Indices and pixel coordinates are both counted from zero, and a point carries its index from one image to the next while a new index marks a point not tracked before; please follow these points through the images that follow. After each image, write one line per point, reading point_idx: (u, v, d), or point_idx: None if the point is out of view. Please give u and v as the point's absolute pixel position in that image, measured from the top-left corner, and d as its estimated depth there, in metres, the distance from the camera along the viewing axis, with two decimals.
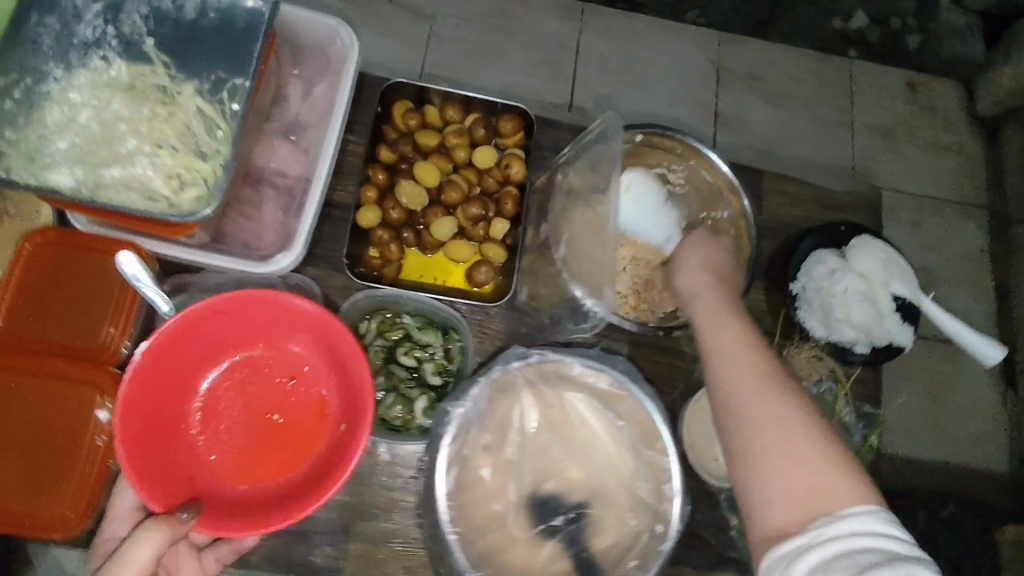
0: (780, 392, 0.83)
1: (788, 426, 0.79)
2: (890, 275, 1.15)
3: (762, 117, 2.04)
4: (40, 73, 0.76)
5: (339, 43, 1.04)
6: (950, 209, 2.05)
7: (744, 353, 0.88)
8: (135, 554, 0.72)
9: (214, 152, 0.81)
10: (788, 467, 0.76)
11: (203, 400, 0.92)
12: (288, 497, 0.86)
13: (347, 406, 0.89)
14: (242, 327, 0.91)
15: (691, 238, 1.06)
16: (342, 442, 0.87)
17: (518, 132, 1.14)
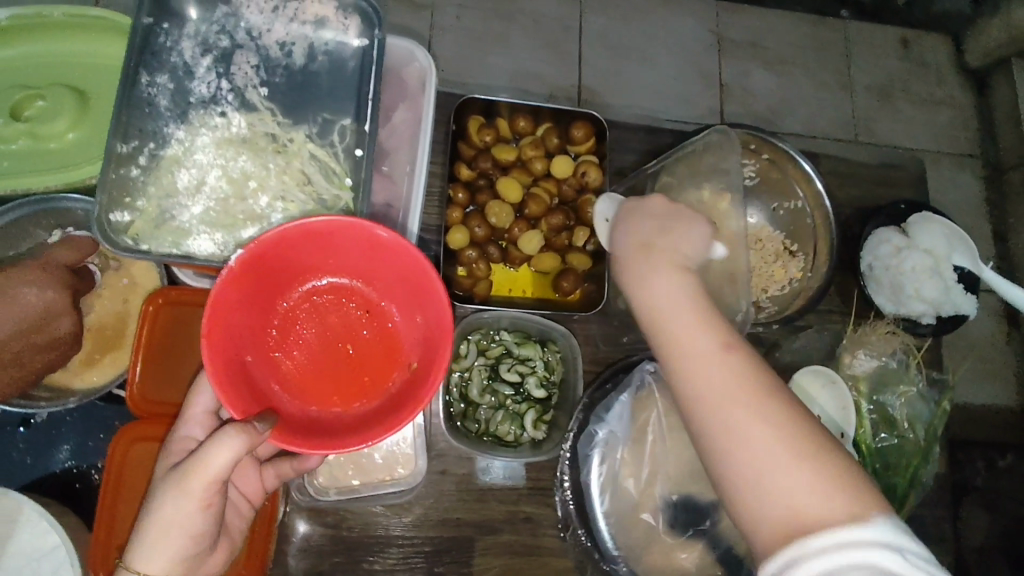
0: (742, 385, 0.68)
1: (757, 415, 0.66)
2: (953, 248, 1.20)
3: (764, 81, 1.60)
4: (160, 136, 0.75)
5: (416, 65, 1.02)
6: (959, 164, 1.66)
7: (688, 325, 0.73)
8: (216, 459, 0.62)
9: (337, 199, 0.80)
10: (774, 471, 0.64)
11: (279, 314, 0.73)
12: (349, 427, 0.68)
13: (430, 343, 0.72)
14: (330, 248, 0.72)
15: (639, 201, 0.87)
16: (416, 384, 0.70)
17: (590, 138, 1.14)
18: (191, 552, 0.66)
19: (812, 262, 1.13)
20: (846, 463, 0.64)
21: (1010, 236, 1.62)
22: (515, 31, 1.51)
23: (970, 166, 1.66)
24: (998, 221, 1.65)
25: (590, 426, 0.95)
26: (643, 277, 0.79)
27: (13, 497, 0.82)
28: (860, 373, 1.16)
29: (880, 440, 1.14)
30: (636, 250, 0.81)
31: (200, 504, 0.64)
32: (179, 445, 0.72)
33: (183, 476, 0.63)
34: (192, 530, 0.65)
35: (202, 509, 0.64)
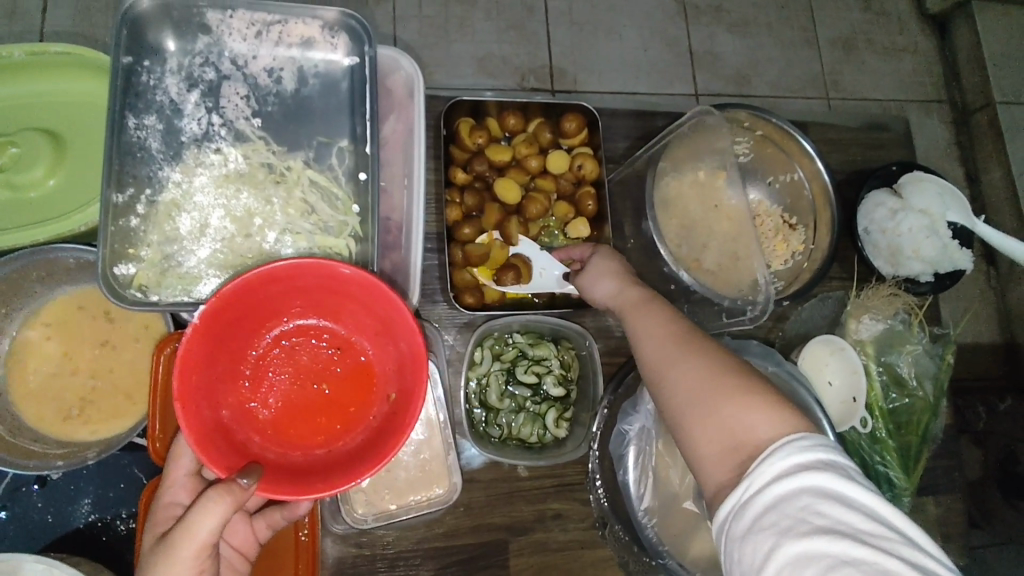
0: (678, 345, 0.75)
1: (690, 368, 0.72)
2: (946, 206, 1.22)
3: (731, 48, 1.59)
4: (155, 180, 0.73)
5: (402, 72, 0.97)
6: (926, 111, 1.68)
7: (643, 321, 0.82)
8: (203, 524, 0.59)
9: (343, 224, 0.78)
10: (705, 406, 0.68)
11: (249, 364, 0.70)
12: (336, 467, 0.65)
13: (405, 372, 0.70)
14: (292, 293, 0.69)
15: (600, 250, 1.00)
16: (395, 416, 0.68)
17: (582, 130, 1.12)
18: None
19: (814, 235, 1.14)
20: (763, 387, 0.68)
21: (982, 175, 1.64)
22: (478, 16, 1.45)
23: (937, 112, 1.69)
24: (969, 164, 1.67)
25: (620, 424, 1.01)
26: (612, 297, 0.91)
27: (35, 561, 0.78)
28: (866, 336, 1.18)
29: (891, 401, 1.16)
30: (601, 275, 0.94)
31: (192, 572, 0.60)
32: (162, 516, 0.69)
33: (168, 549, 0.59)
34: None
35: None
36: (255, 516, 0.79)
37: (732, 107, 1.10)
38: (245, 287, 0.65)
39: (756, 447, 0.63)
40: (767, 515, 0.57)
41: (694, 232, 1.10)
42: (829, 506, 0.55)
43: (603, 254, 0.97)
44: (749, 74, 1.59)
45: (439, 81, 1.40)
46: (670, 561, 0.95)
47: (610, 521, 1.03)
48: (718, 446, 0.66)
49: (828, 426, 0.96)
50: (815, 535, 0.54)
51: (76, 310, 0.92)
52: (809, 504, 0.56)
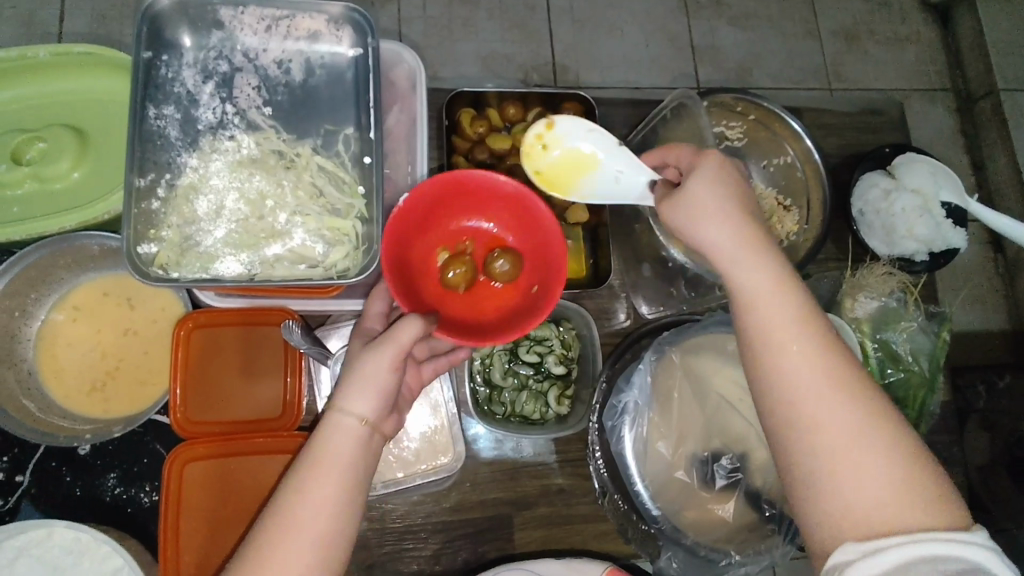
0: (846, 388, 0.65)
1: (855, 423, 0.63)
2: (939, 185, 1.25)
3: (731, 41, 1.62)
4: (174, 166, 0.78)
5: (404, 65, 1.02)
6: (930, 99, 1.70)
7: (789, 326, 0.69)
8: (408, 328, 0.74)
9: (349, 207, 0.82)
10: (861, 471, 0.62)
11: (429, 249, 0.88)
12: (492, 330, 0.82)
13: (543, 267, 0.86)
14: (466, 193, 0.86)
15: (705, 169, 0.79)
16: (537, 298, 0.84)
17: (580, 118, 1.17)
18: (383, 412, 0.74)
19: (808, 215, 1.16)
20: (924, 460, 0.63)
21: (986, 162, 1.66)
22: (482, 15, 1.50)
23: (942, 100, 1.70)
24: (975, 150, 1.68)
25: (613, 398, 1.03)
26: (736, 262, 0.74)
27: (66, 525, 0.84)
28: (861, 315, 1.21)
29: (887, 376, 1.18)
30: (728, 237, 0.75)
31: (390, 367, 0.74)
32: (362, 333, 0.81)
33: (378, 343, 0.74)
34: (383, 388, 0.73)
35: (392, 372, 0.74)
36: (423, 364, 0.90)
37: (721, 92, 1.14)
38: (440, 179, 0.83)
39: (905, 528, 0.59)
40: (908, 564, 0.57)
41: None
42: None
43: (717, 184, 0.78)
44: (751, 66, 1.62)
45: (444, 77, 1.44)
46: (665, 525, 0.99)
47: (609, 490, 1.06)
48: (859, 494, 0.61)
49: None
50: None
51: (101, 297, 0.98)
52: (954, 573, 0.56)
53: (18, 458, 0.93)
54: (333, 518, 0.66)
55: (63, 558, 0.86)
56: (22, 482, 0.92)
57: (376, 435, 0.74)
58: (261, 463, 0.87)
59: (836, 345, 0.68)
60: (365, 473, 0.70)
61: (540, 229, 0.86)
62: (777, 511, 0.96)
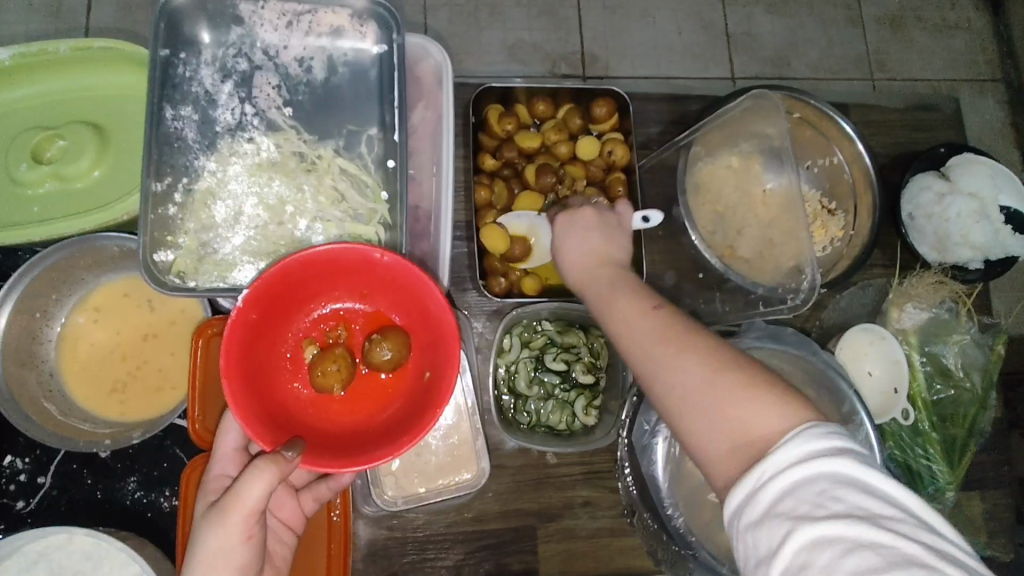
0: (665, 334, 0.72)
1: (691, 362, 0.68)
2: (998, 189, 1.17)
3: (769, 28, 1.54)
4: (192, 169, 0.75)
5: (431, 60, 0.98)
6: (979, 90, 1.60)
7: (626, 304, 0.78)
8: (250, 492, 0.62)
9: (372, 212, 0.79)
10: (707, 399, 0.65)
11: (290, 345, 0.73)
12: (382, 439, 0.67)
13: (434, 349, 0.71)
14: (320, 276, 0.70)
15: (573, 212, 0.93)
16: (428, 388, 0.70)
17: (613, 115, 1.11)
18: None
19: (853, 220, 1.09)
20: (769, 382, 0.64)
21: None
22: (508, 3, 1.44)
23: (992, 91, 1.60)
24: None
25: (641, 416, 0.97)
26: (586, 280, 0.87)
27: (85, 532, 0.83)
28: (908, 326, 1.14)
29: (935, 392, 1.11)
30: (574, 255, 0.89)
31: (241, 538, 0.63)
32: (212, 487, 0.72)
33: (219, 516, 0.63)
34: (234, 566, 0.63)
35: (243, 542, 0.63)
36: (301, 490, 0.81)
37: (789, 91, 1.07)
38: (278, 277, 0.67)
39: (765, 442, 0.60)
40: (782, 500, 0.54)
41: (727, 217, 1.08)
42: (848, 492, 0.53)
43: (573, 225, 0.91)
44: (789, 55, 1.53)
45: (469, 68, 1.39)
46: (701, 552, 0.92)
47: (638, 509, 1.00)
48: (717, 438, 0.64)
49: (874, 430, 0.92)
50: (831, 520, 0.52)
51: (122, 298, 0.96)
52: (826, 489, 0.54)
53: (40, 460, 0.92)
54: None
55: (83, 563, 0.86)
56: (43, 484, 0.92)
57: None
58: None
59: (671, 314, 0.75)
60: None
61: (425, 307, 0.71)
62: None
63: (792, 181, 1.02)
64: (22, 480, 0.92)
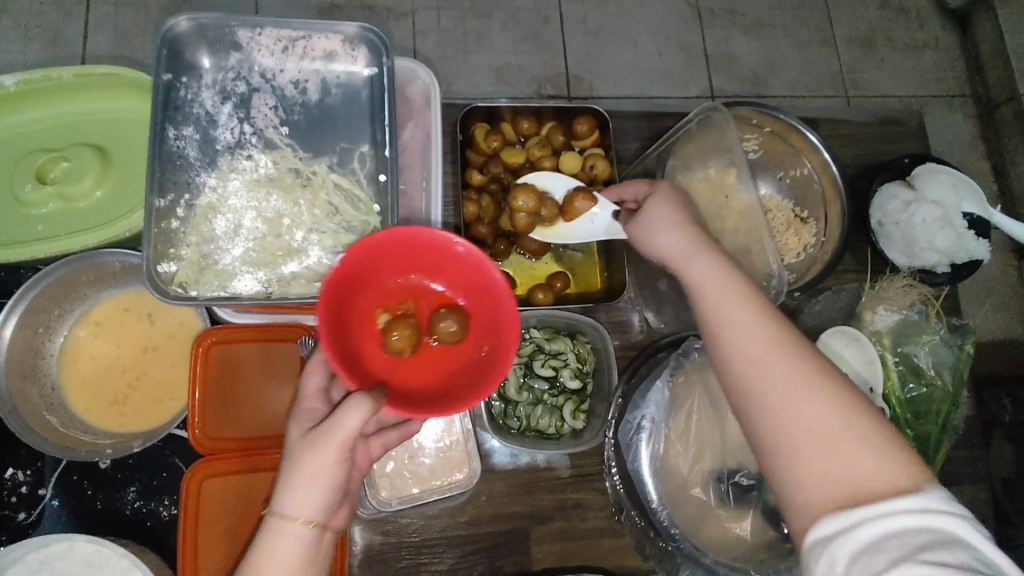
0: (790, 351, 0.67)
1: (807, 382, 0.65)
2: (961, 196, 1.22)
3: (746, 49, 1.62)
4: (193, 186, 0.79)
5: (419, 82, 1.03)
6: (948, 105, 1.68)
7: (743, 308, 0.72)
8: (351, 418, 0.63)
9: (365, 224, 0.83)
10: (839, 435, 0.61)
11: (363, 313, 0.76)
12: (447, 400, 0.72)
13: (493, 328, 0.76)
14: (406, 245, 0.75)
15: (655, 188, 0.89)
16: (489, 361, 0.75)
17: (594, 131, 1.17)
18: (334, 507, 0.65)
19: (825, 227, 1.15)
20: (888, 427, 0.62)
21: (1009, 168, 1.63)
22: (495, 28, 1.51)
23: (960, 106, 1.68)
24: (995, 157, 1.66)
25: (630, 416, 1.01)
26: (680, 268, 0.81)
27: (87, 540, 0.85)
28: (881, 327, 1.19)
29: (909, 390, 1.16)
30: (669, 224, 0.83)
31: (338, 456, 0.64)
32: (304, 415, 0.70)
33: (317, 435, 0.63)
34: (328, 484, 0.64)
35: (341, 461, 0.64)
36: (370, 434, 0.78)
37: (757, 104, 1.12)
38: (374, 238, 0.73)
39: (880, 494, 0.57)
40: (883, 539, 0.54)
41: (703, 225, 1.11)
42: (959, 552, 0.52)
43: (665, 200, 0.86)
44: (765, 74, 1.61)
45: (458, 90, 1.45)
46: (684, 544, 0.96)
47: (626, 507, 1.05)
48: (823, 466, 0.61)
49: None
50: (935, 566, 0.51)
51: (122, 312, 0.99)
52: (935, 542, 0.53)
53: (41, 472, 0.94)
54: None
55: (84, 570, 0.87)
56: (44, 496, 0.94)
57: (326, 530, 0.64)
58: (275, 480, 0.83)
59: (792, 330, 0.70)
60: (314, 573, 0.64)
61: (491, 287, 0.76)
62: None
63: (753, 189, 1.05)
64: (24, 492, 0.94)
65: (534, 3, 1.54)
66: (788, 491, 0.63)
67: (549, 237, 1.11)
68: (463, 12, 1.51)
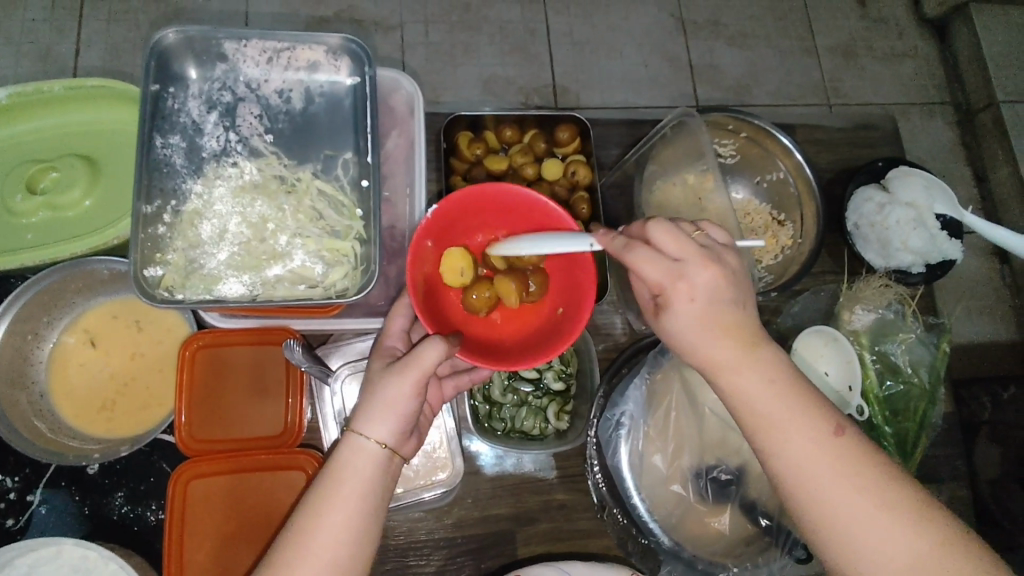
0: (838, 455, 0.68)
1: (856, 489, 0.66)
2: (934, 198, 1.25)
3: (729, 59, 1.66)
4: (180, 192, 0.81)
5: (403, 92, 1.06)
6: (929, 113, 1.72)
7: (788, 416, 0.70)
8: (430, 354, 0.76)
9: (348, 229, 0.85)
10: (894, 542, 0.65)
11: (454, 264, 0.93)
12: (513, 353, 0.86)
13: (571, 292, 0.89)
14: (504, 211, 0.92)
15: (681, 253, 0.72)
16: (559, 324, 0.88)
17: (575, 139, 1.20)
18: (403, 434, 0.77)
19: (801, 229, 1.17)
20: (937, 519, 0.66)
21: (989, 174, 1.67)
22: (482, 41, 1.54)
23: (941, 113, 1.72)
24: (976, 163, 1.69)
25: (610, 413, 1.03)
26: (712, 354, 0.72)
27: (74, 543, 0.86)
28: (859, 327, 1.21)
29: (886, 388, 1.18)
30: (707, 326, 0.71)
31: (412, 392, 0.76)
32: (384, 352, 0.85)
33: (401, 371, 0.76)
34: (400, 412, 0.76)
35: (414, 396, 0.77)
36: (444, 379, 0.95)
37: (731, 112, 1.16)
38: (476, 194, 0.88)
39: None
40: None
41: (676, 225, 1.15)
42: None
43: (700, 276, 0.71)
44: (749, 84, 1.64)
45: (446, 102, 1.48)
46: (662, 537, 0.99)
47: (608, 505, 1.06)
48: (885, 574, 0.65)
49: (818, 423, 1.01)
50: None
51: (111, 319, 1.00)
52: None
53: (29, 478, 0.95)
54: (365, 548, 0.71)
55: None
56: (32, 502, 0.94)
57: (395, 457, 0.77)
58: (261, 480, 0.84)
59: (832, 425, 0.70)
60: (378, 511, 0.73)
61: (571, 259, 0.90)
62: (774, 522, 0.96)
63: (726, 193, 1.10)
64: (12, 498, 0.94)
65: (521, 17, 1.58)
66: None
67: (526, 243, 0.84)
68: (451, 25, 1.54)
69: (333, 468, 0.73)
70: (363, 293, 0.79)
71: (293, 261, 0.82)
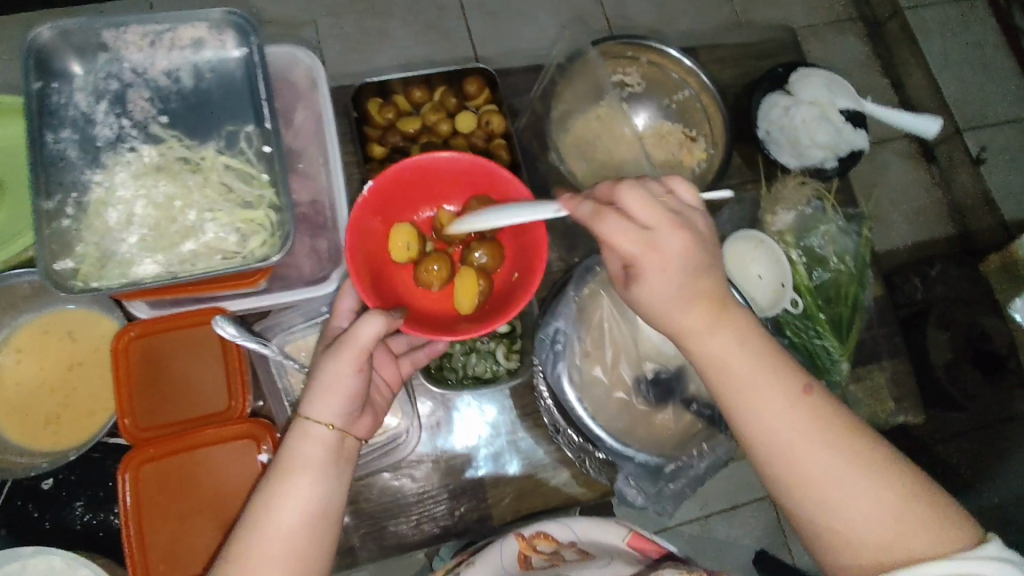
0: (811, 416, 0.71)
1: (828, 449, 0.70)
2: (834, 94, 1.31)
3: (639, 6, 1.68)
4: (80, 184, 0.81)
5: (303, 66, 1.04)
6: (840, 30, 1.76)
7: (760, 379, 0.73)
8: (367, 330, 0.76)
9: (260, 198, 0.86)
10: (865, 500, 0.68)
11: None
12: (462, 323, 0.90)
13: (523, 259, 0.94)
14: (460, 179, 0.96)
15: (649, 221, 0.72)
16: (513, 288, 0.92)
17: (484, 90, 1.20)
18: (350, 413, 0.79)
19: (712, 142, 1.22)
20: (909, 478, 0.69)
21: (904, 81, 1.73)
22: (393, 22, 1.54)
23: (851, 28, 1.77)
24: (890, 72, 1.75)
25: (540, 332, 1.06)
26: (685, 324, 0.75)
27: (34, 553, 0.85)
28: (783, 227, 1.26)
29: (815, 278, 1.24)
30: (679, 293, 0.73)
31: (354, 369, 0.77)
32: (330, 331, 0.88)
33: (339, 350, 0.76)
34: (346, 392, 0.77)
35: (356, 372, 0.77)
36: (402, 357, 0.96)
37: (629, 39, 1.20)
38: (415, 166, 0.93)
39: (914, 555, 0.66)
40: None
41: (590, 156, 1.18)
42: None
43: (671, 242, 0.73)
44: (662, 27, 1.67)
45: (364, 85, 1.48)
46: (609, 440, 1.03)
47: (562, 427, 1.06)
48: (858, 532, 0.68)
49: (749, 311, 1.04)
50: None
51: (43, 335, 0.99)
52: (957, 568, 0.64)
53: None
54: (323, 542, 0.73)
55: None
56: None
57: (348, 437, 0.79)
58: (211, 456, 0.86)
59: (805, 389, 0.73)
60: (335, 510, 0.75)
61: (523, 231, 0.94)
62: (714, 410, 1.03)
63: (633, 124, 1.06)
64: None
65: None
66: (819, 548, 0.71)
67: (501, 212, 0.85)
68: (358, 10, 1.54)
69: (285, 465, 0.75)
70: (282, 254, 0.81)
71: (205, 236, 0.83)
